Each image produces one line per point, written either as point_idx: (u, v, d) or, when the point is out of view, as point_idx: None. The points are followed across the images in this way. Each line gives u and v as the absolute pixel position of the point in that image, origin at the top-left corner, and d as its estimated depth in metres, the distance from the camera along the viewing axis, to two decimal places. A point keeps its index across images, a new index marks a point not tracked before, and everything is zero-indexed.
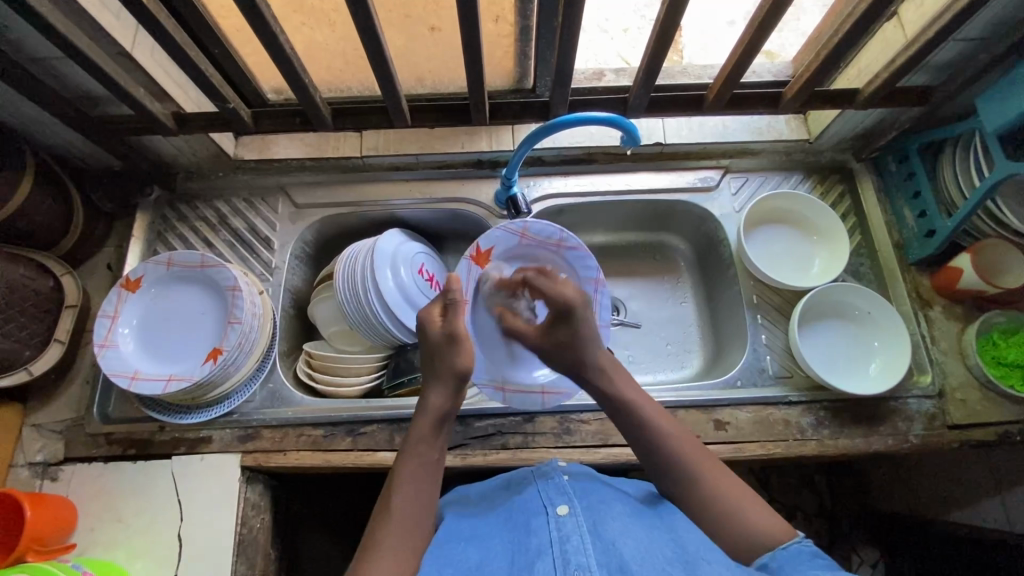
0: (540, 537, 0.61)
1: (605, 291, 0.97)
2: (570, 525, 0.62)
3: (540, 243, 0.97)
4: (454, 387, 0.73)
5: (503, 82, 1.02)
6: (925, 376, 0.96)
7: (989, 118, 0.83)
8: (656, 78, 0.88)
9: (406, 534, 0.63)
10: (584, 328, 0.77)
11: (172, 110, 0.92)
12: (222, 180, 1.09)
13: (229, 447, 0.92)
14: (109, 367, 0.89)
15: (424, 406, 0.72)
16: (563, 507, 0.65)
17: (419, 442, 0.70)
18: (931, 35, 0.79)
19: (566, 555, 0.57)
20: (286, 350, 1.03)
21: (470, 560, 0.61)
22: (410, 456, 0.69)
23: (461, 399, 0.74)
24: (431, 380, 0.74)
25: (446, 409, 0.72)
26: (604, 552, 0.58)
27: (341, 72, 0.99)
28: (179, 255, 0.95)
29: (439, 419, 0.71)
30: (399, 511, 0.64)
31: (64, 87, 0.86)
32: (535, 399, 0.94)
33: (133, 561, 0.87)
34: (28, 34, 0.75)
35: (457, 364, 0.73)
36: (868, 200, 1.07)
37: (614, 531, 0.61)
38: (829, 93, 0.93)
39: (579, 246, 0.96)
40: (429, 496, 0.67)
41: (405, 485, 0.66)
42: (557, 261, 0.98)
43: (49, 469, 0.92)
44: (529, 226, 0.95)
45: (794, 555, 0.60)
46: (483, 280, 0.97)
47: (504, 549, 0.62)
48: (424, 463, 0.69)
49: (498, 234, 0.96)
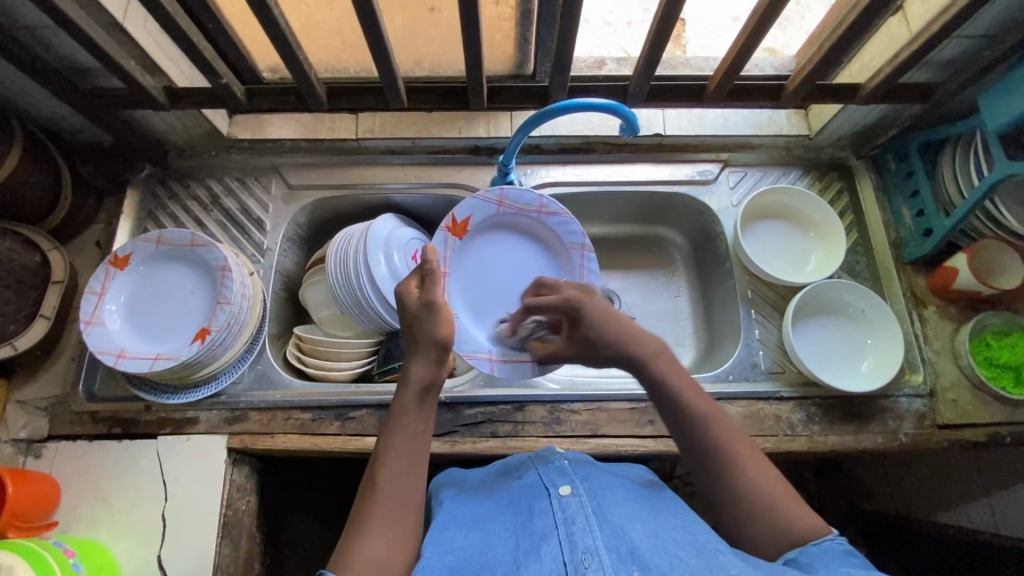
0: (544, 519, 0.60)
1: (591, 256, 1.00)
2: (574, 506, 0.61)
3: (520, 209, 0.98)
4: (435, 356, 0.72)
5: (502, 67, 1.01)
6: (917, 374, 0.96)
7: (991, 116, 0.82)
8: (655, 68, 0.87)
9: (398, 508, 0.62)
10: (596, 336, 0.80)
11: (164, 84, 0.90)
12: (215, 159, 1.08)
13: (216, 428, 0.92)
14: (95, 344, 0.87)
15: (406, 379, 0.71)
16: (565, 488, 0.64)
17: (404, 413, 0.69)
18: (935, 30, 0.78)
19: (573, 538, 0.56)
20: (276, 332, 1.03)
21: (473, 545, 0.61)
22: (395, 428, 0.68)
23: (443, 370, 0.73)
24: (413, 351, 0.73)
25: (431, 379, 0.71)
26: (612, 536, 0.57)
27: (338, 52, 0.97)
28: (169, 233, 0.93)
29: (422, 389, 0.70)
30: (383, 487, 0.63)
31: (54, 58, 0.84)
32: (528, 367, 0.94)
33: (117, 540, 0.86)
34: (16, 0, 0.73)
35: (434, 333, 0.73)
36: (867, 197, 1.06)
37: (620, 516, 0.60)
38: (831, 87, 0.92)
39: (560, 211, 0.97)
40: (417, 472, 0.65)
41: (389, 459, 0.65)
42: (541, 226, 1.00)
43: (32, 446, 0.91)
44: (506, 193, 0.95)
45: (824, 552, 0.59)
46: (461, 249, 0.97)
47: (507, 530, 0.62)
48: (410, 437, 0.67)
49: (473, 204, 0.95)
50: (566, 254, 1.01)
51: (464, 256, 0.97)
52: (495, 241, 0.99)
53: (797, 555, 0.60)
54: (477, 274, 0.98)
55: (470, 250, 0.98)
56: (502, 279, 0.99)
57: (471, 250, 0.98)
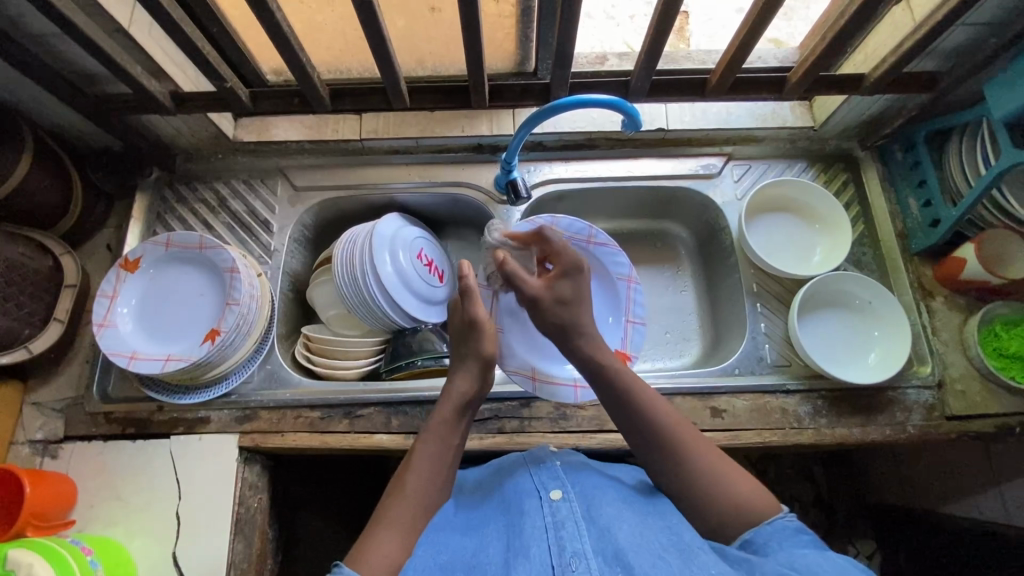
0: (533, 519, 0.63)
1: (636, 287, 1.02)
2: (564, 510, 0.63)
3: (570, 238, 1.00)
4: (479, 372, 0.76)
5: (504, 65, 1.01)
6: (925, 366, 0.95)
7: (996, 105, 0.81)
8: (657, 63, 0.87)
9: (422, 507, 0.64)
10: (586, 287, 0.82)
11: (170, 89, 0.92)
12: (221, 162, 1.09)
13: (227, 427, 0.93)
14: (108, 347, 0.89)
15: (449, 391, 0.74)
16: (556, 492, 0.67)
17: (442, 422, 0.71)
18: (939, 19, 0.77)
19: (562, 542, 0.59)
20: (284, 333, 1.04)
21: (466, 548, 0.62)
22: (430, 436, 0.70)
23: (484, 385, 0.77)
24: (457, 364, 0.77)
25: (472, 394, 0.75)
26: (599, 539, 0.60)
27: (340, 53, 0.98)
28: (177, 236, 0.95)
29: (462, 402, 0.74)
30: (411, 486, 0.65)
31: (63, 65, 0.85)
32: (568, 391, 0.94)
33: (133, 538, 0.88)
34: (22, 8, 0.74)
35: (480, 348, 0.76)
36: (873, 188, 1.06)
37: (608, 516, 0.63)
38: (834, 78, 0.92)
39: (608, 241, 1.00)
40: (444, 479, 0.68)
41: (419, 462, 0.67)
42: (590, 257, 1.02)
43: (49, 446, 0.93)
44: (558, 221, 0.99)
45: (778, 530, 0.61)
46: None
47: (497, 530, 0.64)
48: (445, 447, 0.70)
49: (526, 228, 0.98)
50: (612, 284, 1.03)
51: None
52: None
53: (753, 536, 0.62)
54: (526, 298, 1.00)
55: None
56: None
57: None
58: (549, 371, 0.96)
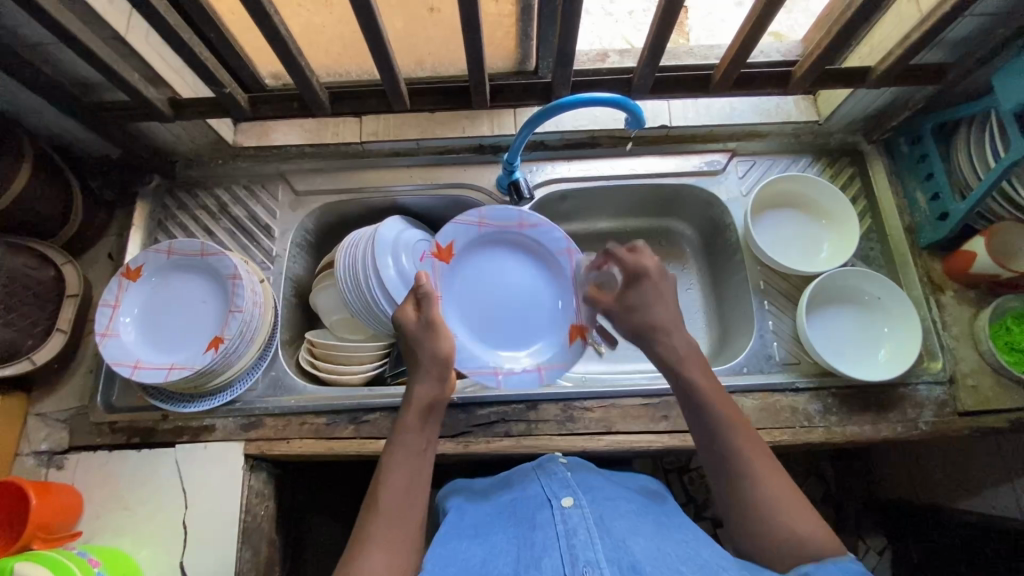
0: (546, 531, 0.62)
1: (579, 257, 1.01)
2: (576, 518, 0.63)
3: (501, 226, 1.00)
4: (437, 375, 0.75)
5: (505, 64, 1.00)
6: (936, 361, 0.94)
7: (1005, 96, 0.80)
8: (660, 60, 0.86)
9: (401, 519, 0.64)
10: (658, 294, 0.81)
11: (168, 96, 0.91)
12: (222, 168, 1.08)
13: (232, 435, 0.92)
14: (111, 356, 0.88)
15: (410, 400, 0.74)
16: (567, 500, 0.67)
17: (408, 432, 0.71)
18: (947, 10, 0.76)
19: (574, 550, 0.58)
20: (288, 338, 1.03)
21: (476, 557, 0.63)
22: (398, 448, 0.70)
23: (447, 388, 0.76)
24: (416, 371, 0.76)
25: (434, 395, 0.74)
26: (613, 550, 0.58)
27: (339, 55, 0.97)
28: (178, 243, 0.94)
29: (426, 408, 0.73)
30: (387, 501, 0.65)
31: (60, 74, 0.85)
32: (531, 377, 0.96)
33: (140, 548, 0.87)
34: (18, 17, 0.73)
35: (435, 349, 0.75)
36: (879, 182, 1.04)
37: (622, 529, 0.62)
38: (840, 72, 0.90)
39: (539, 222, 1.00)
40: (421, 486, 0.68)
41: (390, 477, 0.67)
42: (527, 242, 1.02)
43: (54, 457, 0.92)
44: (483, 214, 0.98)
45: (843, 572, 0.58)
46: (452, 274, 0.99)
47: (509, 542, 0.64)
48: (415, 456, 0.69)
49: (452, 229, 0.98)
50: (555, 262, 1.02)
51: (458, 280, 0.99)
52: (484, 260, 1.01)
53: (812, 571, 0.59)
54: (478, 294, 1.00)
55: (460, 273, 1.00)
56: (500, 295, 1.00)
57: (464, 271, 1.00)
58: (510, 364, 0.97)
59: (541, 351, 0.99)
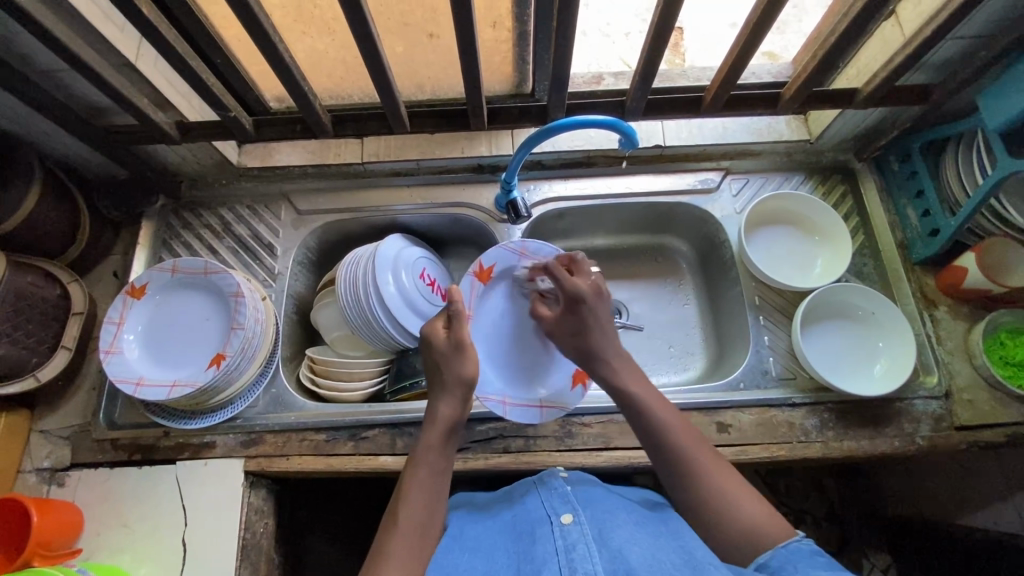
0: (545, 545, 0.63)
1: None
2: (575, 533, 0.63)
3: (538, 261, 1.00)
4: (461, 395, 0.76)
5: (502, 87, 1.03)
6: (932, 376, 0.95)
7: (991, 116, 0.82)
8: (652, 82, 0.88)
9: (417, 538, 0.65)
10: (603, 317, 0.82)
11: (176, 119, 0.94)
12: (226, 188, 1.10)
13: (232, 452, 0.93)
14: (114, 373, 0.89)
15: (433, 417, 0.75)
16: (567, 516, 0.67)
17: (430, 449, 0.72)
18: (930, 34, 0.78)
19: (573, 563, 0.59)
20: (289, 355, 1.04)
21: (476, 570, 0.63)
22: (420, 464, 0.71)
23: (468, 408, 0.77)
24: (440, 390, 0.77)
25: (456, 418, 0.75)
26: (611, 560, 0.59)
27: (341, 80, 1.00)
28: (183, 261, 0.96)
29: (449, 427, 0.74)
30: (405, 521, 0.66)
31: (71, 99, 0.87)
32: (533, 412, 0.93)
33: (138, 565, 0.88)
34: (31, 45, 0.76)
35: (460, 371, 0.76)
36: (871, 199, 1.06)
37: (620, 539, 0.63)
38: (828, 93, 0.93)
39: None
40: (436, 506, 0.69)
41: (411, 494, 0.68)
42: None
43: (56, 474, 0.93)
44: (527, 245, 0.98)
45: (793, 553, 0.60)
46: (484, 297, 0.99)
47: (509, 557, 0.65)
48: (434, 474, 0.71)
49: (498, 253, 0.98)
50: None
51: (488, 304, 0.99)
52: (517, 291, 1.01)
53: (767, 559, 0.61)
54: (497, 322, 1.00)
55: (494, 297, 1.00)
56: (519, 330, 1.00)
57: (493, 298, 1.00)
58: (516, 394, 0.95)
59: (552, 388, 0.96)
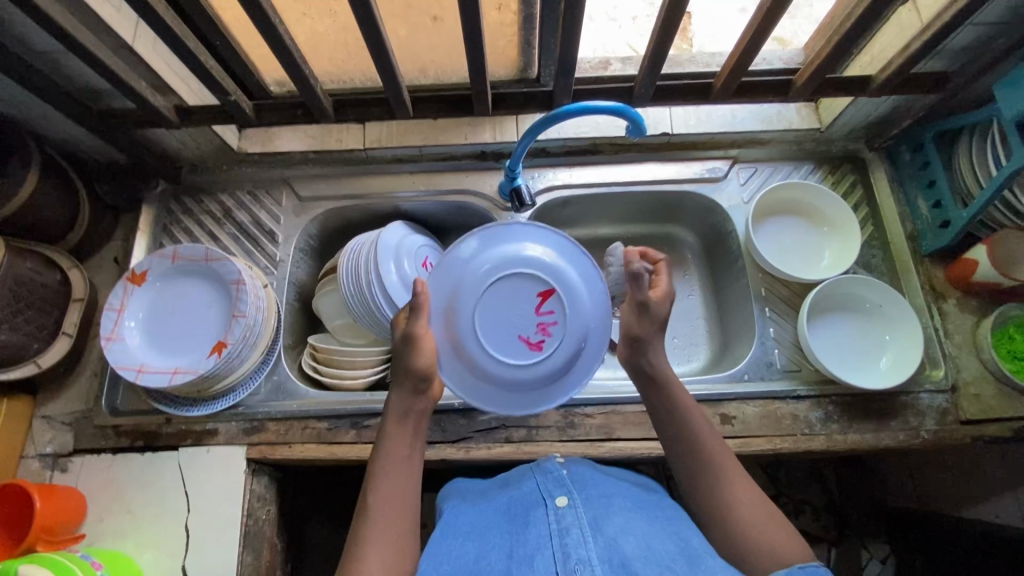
0: (540, 530, 0.63)
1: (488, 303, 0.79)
2: (569, 517, 0.63)
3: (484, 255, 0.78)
4: (414, 386, 0.72)
5: (507, 71, 1.01)
6: (939, 370, 0.94)
7: (1007, 104, 0.80)
8: (661, 68, 0.86)
9: (394, 523, 0.64)
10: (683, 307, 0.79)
11: (175, 103, 0.92)
12: (226, 173, 1.09)
13: (234, 439, 0.93)
14: (115, 361, 0.89)
15: (389, 408, 0.71)
16: (561, 499, 0.67)
17: (389, 440, 0.70)
18: (947, 20, 0.76)
19: (567, 550, 0.59)
20: (290, 342, 1.03)
21: (468, 554, 0.63)
22: (382, 458, 0.69)
23: (423, 396, 0.73)
24: (394, 380, 0.73)
25: (411, 408, 0.71)
26: (606, 548, 0.59)
27: (343, 63, 0.98)
28: (183, 248, 0.95)
29: (404, 418, 0.71)
30: (374, 518, 0.64)
31: (68, 81, 0.86)
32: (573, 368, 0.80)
33: (141, 551, 0.88)
34: (27, 26, 0.75)
35: (414, 364, 0.71)
36: (881, 189, 1.04)
37: (614, 526, 0.62)
38: (840, 80, 0.91)
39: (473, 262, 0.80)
40: (408, 495, 0.67)
41: (378, 489, 0.66)
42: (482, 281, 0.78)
43: (59, 460, 0.93)
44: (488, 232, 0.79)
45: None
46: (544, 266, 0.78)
47: (503, 539, 0.64)
48: (396, 467, 0.68)
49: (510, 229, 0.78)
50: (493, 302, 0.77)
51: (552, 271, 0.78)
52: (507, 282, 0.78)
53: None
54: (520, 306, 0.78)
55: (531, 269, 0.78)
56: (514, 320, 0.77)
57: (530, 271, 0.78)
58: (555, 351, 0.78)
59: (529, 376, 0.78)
